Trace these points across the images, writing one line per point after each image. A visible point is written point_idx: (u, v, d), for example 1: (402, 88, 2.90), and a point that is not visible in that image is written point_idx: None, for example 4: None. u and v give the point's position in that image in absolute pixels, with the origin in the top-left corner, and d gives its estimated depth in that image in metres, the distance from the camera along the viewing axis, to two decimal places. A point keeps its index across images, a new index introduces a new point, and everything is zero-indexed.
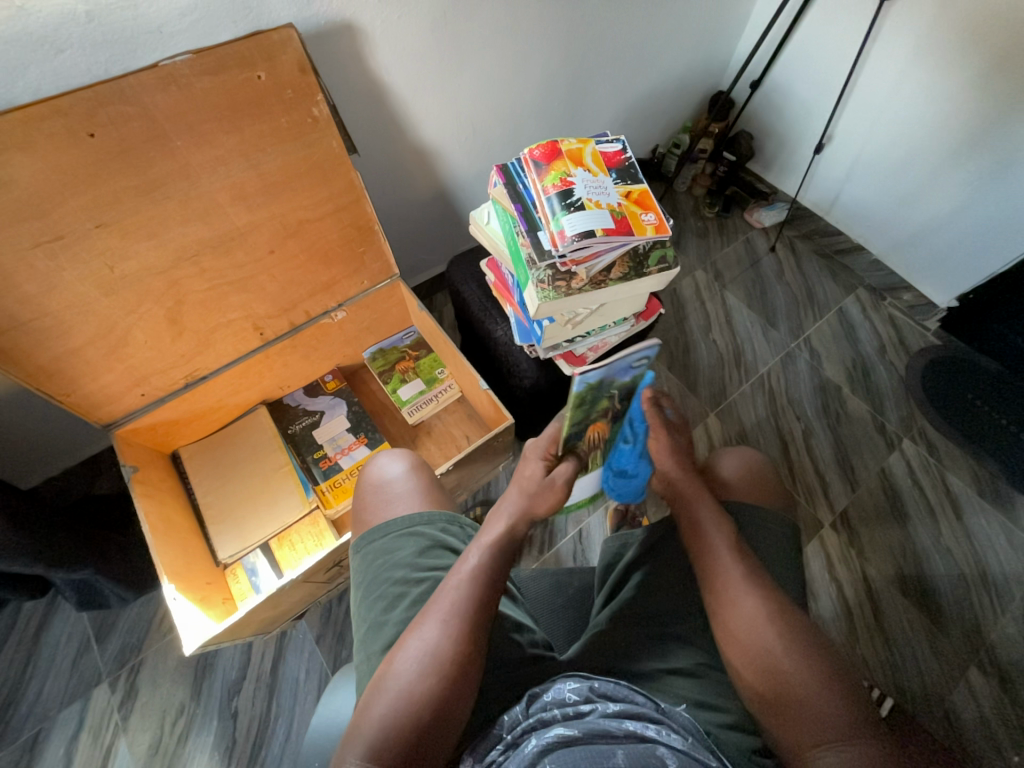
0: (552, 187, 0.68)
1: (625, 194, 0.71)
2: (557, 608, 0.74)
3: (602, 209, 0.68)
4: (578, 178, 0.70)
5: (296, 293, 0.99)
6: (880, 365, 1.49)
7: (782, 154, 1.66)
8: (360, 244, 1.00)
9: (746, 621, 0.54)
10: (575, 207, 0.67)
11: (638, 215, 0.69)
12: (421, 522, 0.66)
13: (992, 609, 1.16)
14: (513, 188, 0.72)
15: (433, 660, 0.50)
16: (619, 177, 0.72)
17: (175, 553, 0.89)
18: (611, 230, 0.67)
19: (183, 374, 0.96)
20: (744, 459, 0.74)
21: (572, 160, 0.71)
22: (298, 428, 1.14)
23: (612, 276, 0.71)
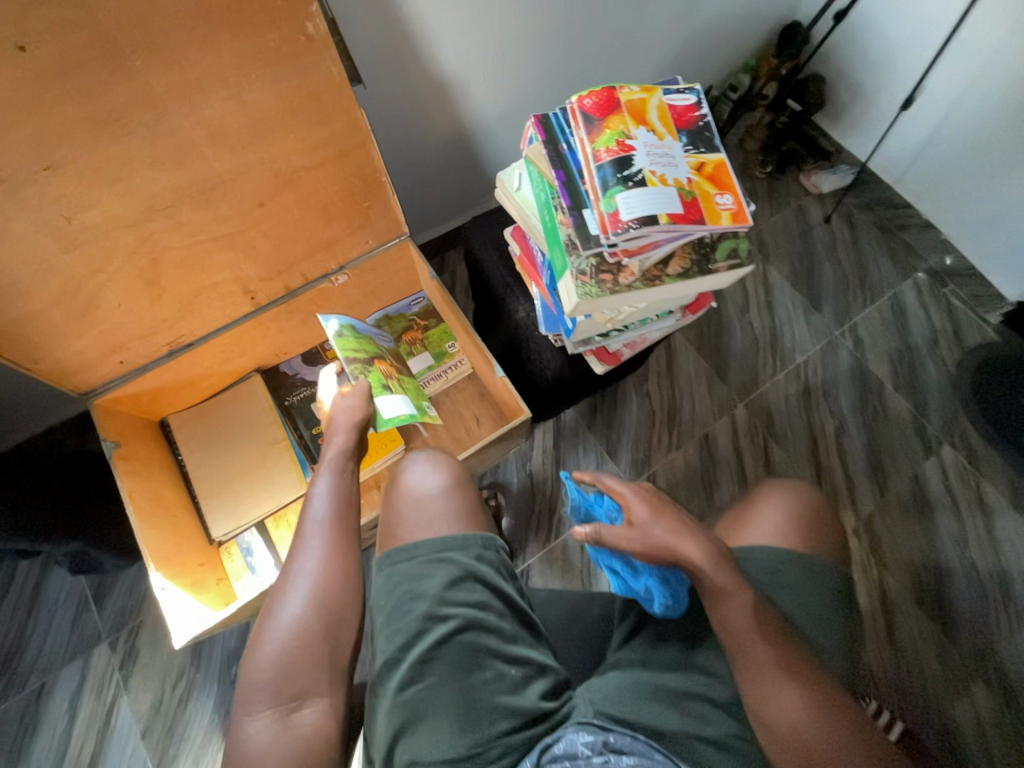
0: (605, 153, 0.54)
1: (697, 167, 0.55)
2: (575, 638, 0.67)
3: (667, 187, 0.53)
4: (639, 142, 0.55)
5: (290, 253, 0.87)
6: (928, 359, 1.37)
7: (855, 107, 1.43)
8: (364, 198, 0.86)
9: (790, 720, 0.47)
10: (634, 182, 0.53)
11: (711, 196, 0.54)
12: (453, 548, 0.59)
13: (1009, 624, 1.13)
14: (555, 148, 0.57)
15: (315, 586, 0.58)
16: (691, 144, 0.56)
17: (164, 535, 0.83)
18: (677, 216, 0.52)
19: (166, 341, 0.86)
20: (784, 497, 0.63)
21: (633, 117, 0.55)
22: (296, 400, 1.06)
23: (669, 272, 0.57)
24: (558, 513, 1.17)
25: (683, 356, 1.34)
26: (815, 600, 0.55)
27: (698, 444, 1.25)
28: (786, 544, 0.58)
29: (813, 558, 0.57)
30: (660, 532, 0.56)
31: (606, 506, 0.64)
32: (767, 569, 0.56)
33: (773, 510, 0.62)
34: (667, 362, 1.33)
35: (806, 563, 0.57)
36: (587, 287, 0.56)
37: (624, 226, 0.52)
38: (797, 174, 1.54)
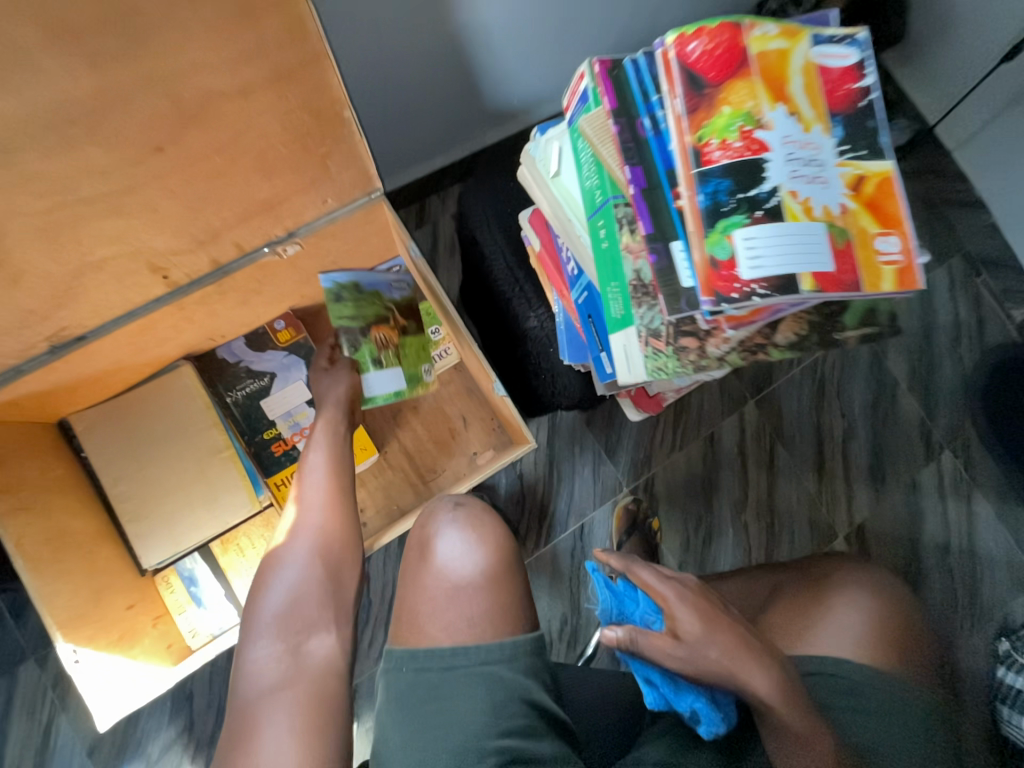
0: (719, 153, 0.41)
1: (855, 189, 0.42)
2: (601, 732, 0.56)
3: (815, 222, 0.41)
4: (769, 139, 0.42)
5: (214, 217, 0.62)
6: (948, 358, 1.28)
7: (932, 45, 1.17)
8: (318, 141, 0.60)
9: None
10: (768, 212, 0.40)
11: (870, 238, 0.41)
12: (499, 662, 0.47)
13: (969, 625, 1.18)
14: (635, 133, 0.45)
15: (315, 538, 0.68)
16: (843, 149, 0.43)
17: (74, 586, 0.66)
18: (825, 275, 0.40)
19: (45, 336, 0.62)
20: (865, 598, 0.54)
21: (761, 98, 0.42)
22: (241, 396, 0.85)
23: (778, 342, 0.46)
24: (549, 517, 1.07)
25: None
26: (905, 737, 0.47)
27: (702, 444, 1.16)
28: (864, 660, 0.50)
29: (900, 679, 0.49)
30: (716, 655, 0.44)
31: (642, 606, 0.51)
32: (839, 684, 0.49)
33: (851, 613, 0.53)
34: None
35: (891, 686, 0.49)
36: (661, 360, 0.46)
37: (737, 293, 0.40)
38: None
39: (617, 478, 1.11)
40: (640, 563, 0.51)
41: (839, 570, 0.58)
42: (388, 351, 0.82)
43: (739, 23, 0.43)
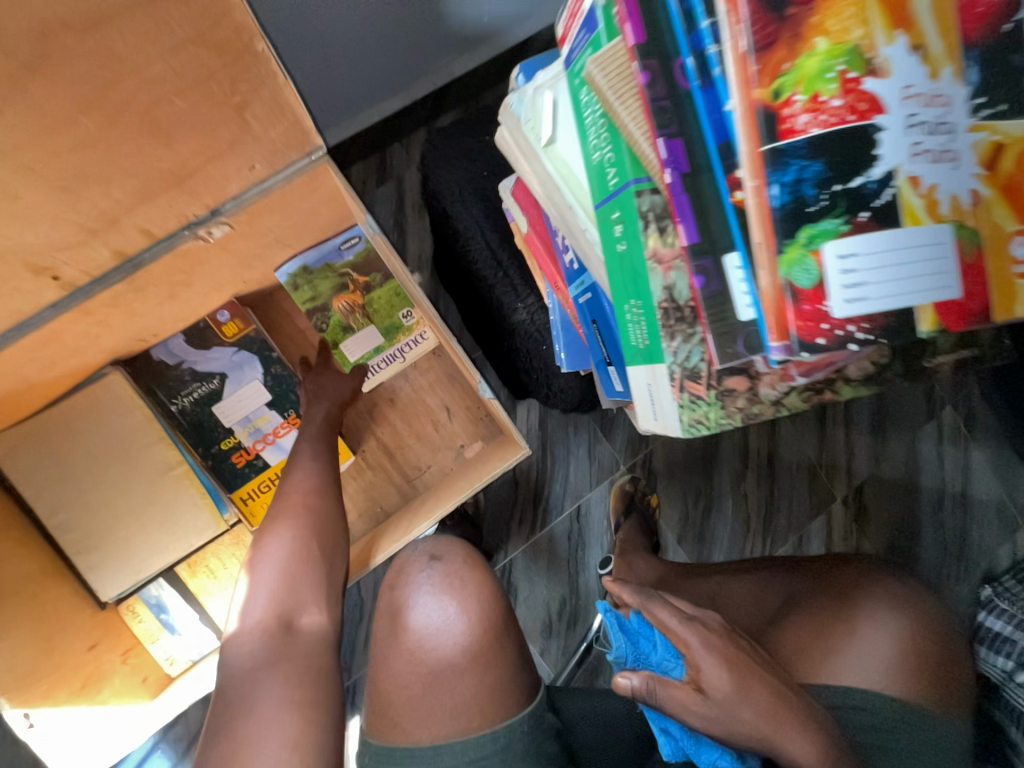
0: (801, 115, 0.32)
1: (992, 165, 0.31)
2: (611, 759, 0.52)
3: (932, 221, 0.31)
4: (874, 83, 0.31)
5: (104, 200, 0.48)
6: None
7: None
8: (232, 90, 0.45)
9: None
10: (864, 216, 0.31)
11: (1006, 237, 0.32)
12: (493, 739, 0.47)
13: (956, 576, 1.20)
14: (671, 81, 0.36)
15: (307, 506, 0.64)
16: (984, 90, 0.31)
17: (17, 639, 0.59)
18: (944, 305, 0.31)
19: None
20: (892, 620, 0.48)
21: (880, 17, 0.31)
22: (188, 402, 0.74)
23: (853, 375, 0.36)
24: (544, 501, 1.02)
25: None
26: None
27: None
28: (895, 691, 0.45)
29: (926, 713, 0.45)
30: (748, 715, 0.40)
31: (659, 650, 0.44)
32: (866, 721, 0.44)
33: (880, 642, 0.47)
34: None
35: (916, 724, 0.44)
36: (701, 411, 0.39)
37: (823, 337, 0.32)
38: None
39: (613, 457, 1.05)
40: (656, 600, 0.45)
41: (862, 584, 0.51)
42: (355, 319, 0.78)
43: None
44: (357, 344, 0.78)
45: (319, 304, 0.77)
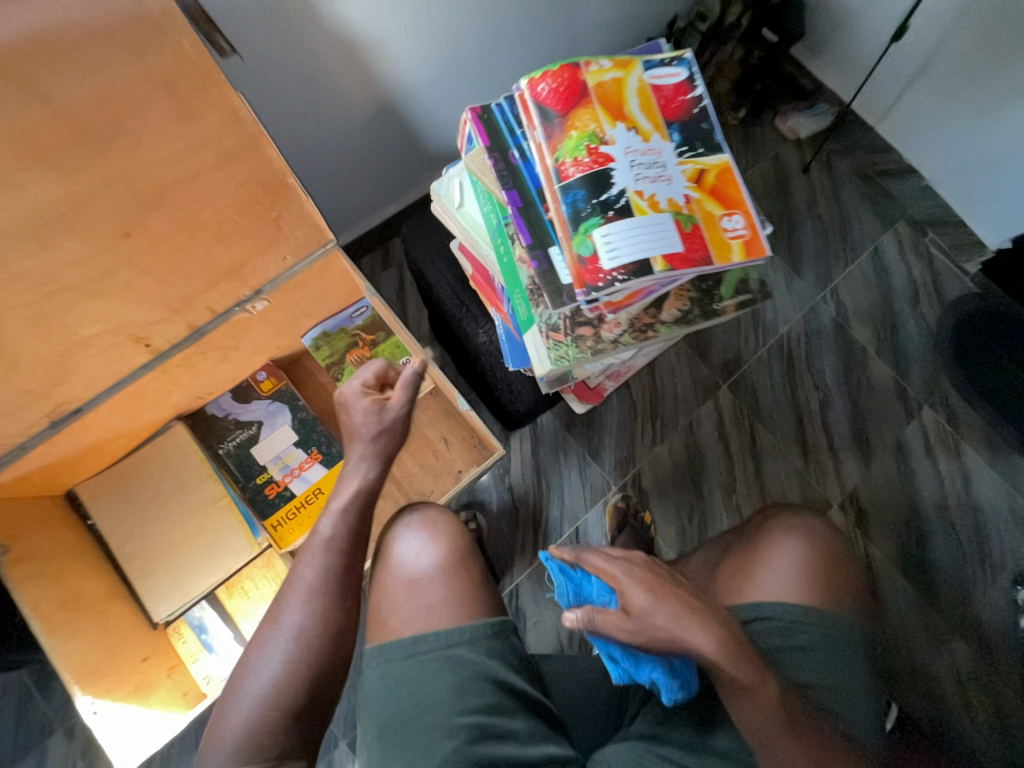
0: (574, 167, 0.49)
1: (695, 179, 0.50)
2: (588, 712, 0.58)
3: (660, 212, 0.48)
4: (616, 145, 0.50)
5: (185, 287, 0.69)
6: (910, 318, 1.32)
7: (834, 37, 1.27)
8: (271, 208, 0.68)
9: None
10: (615, 209, 0.48)
11: (716, 219, 0.49)
12: (457, 644, 0.50)
13: (984, 579, 1.15)
14: (507, 162, 0.54)
15: (314, 606, 0.52)
16: (684, 141, 0.51)
17: (89, 642, 0.70)
18: (675, 256, 0.48)
19: (43, 413, 0.69)
20: (795, 545, 0.58)
21: (606, 111, 0.50)
22: (232, 446, 0.91)
23: (664, 318, 0.54)
24: (544, 525, 1.10)
25: None
26: (839, 670, 0.52)
27: (683, 433, 1.19)
28: (800, 600, 0.54)
29: (831, 616, 0.54)
30: (662, 621, 0.46)
31: (596, 587, 0.55)
32: (778, 627, 0.53)
33: (785, 561, 0.57)
34: None
35: (818, 623, 0.53)
36: (562, 348, 0.54)
37: (604, 281, 0.48)
38: (774, 118, 1.39)
39: (604, 478, 1.14)
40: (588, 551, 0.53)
41: (776, 519, 0.62)
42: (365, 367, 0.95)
43: (578, 63, 0.52)
44: None
45: (336, 360, 0.96)
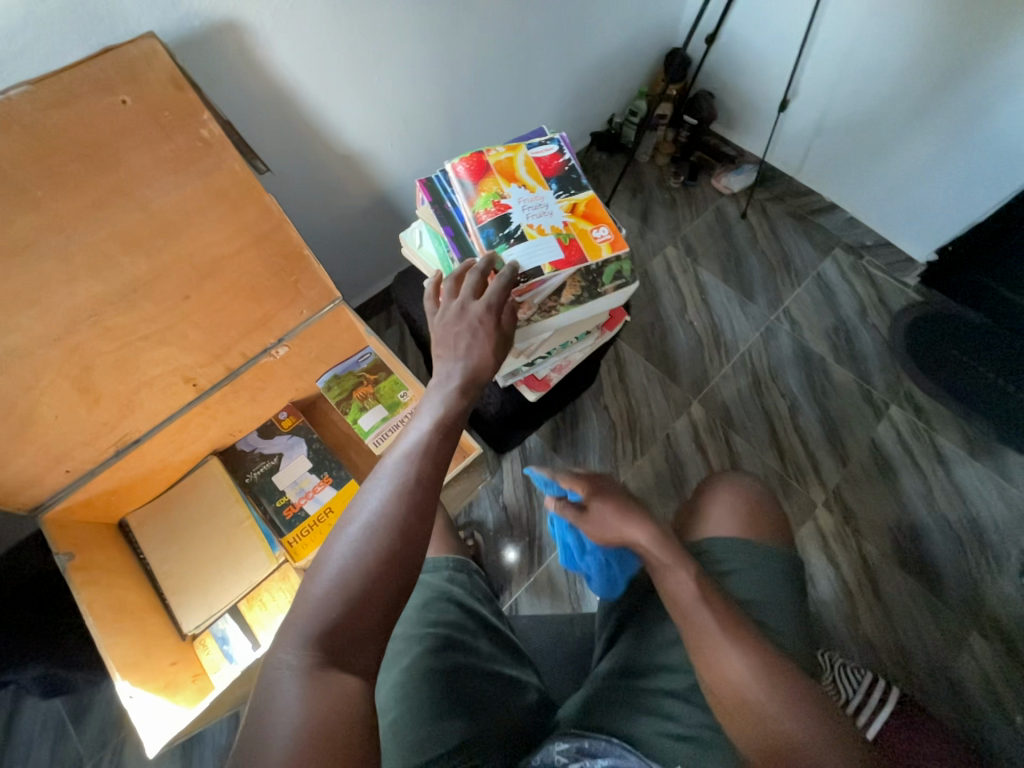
0: (486, 214, 0.69)
1: (570, 211, 0.72)
2: (559, 660, 0.70)
3: (546, 234, 0.69)
4: (513, 199, 0.71)
5: (225, 336, 0.89)
6: (863, 329, 1.43)
7: (745, 113, 1.56)
8: (291, 273, 0.90)
9: (738, 686, 0.49)
10: (515, 237, 0.68)
11: (588, 234, 0.71)
12: (427, 572, 0.66)
13: (989, 569, 1.15)
14: (440, 207, 0.72)
15: (404, 471, 0.46)
16: (560, 189, 0.73)
17: (129, 641, 0.81)
18: (559, 260, 0.68)
19: (111, 442, 0.86)
20: (730, 496, 0.69)
21: (502, 178, 0.72)
22: (257, 475, 1.06)
23: (563, 301, 0.70)
24: (538, 541, 1.17)
25: (634, 365, 1.38)
26: (770, 587, 0.60)
27: (661, 446, 1.28)
28: (735, 534, 0.64)
29: (763, 545, 0.63)
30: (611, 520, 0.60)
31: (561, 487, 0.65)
32: (716, 558, 0.63)
33: (721, 507, 0.68)
34: (619, 374, 1.37)
35: (750, 550, 0.62)
36: None
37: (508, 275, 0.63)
38: (709, 179, 1.65)
39: None
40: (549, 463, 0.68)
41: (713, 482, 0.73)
42: (368, 401, 1.10)
43: (482, 150, 0.75)
44: (370, 416, 1.09)
45: (343, 397, 1.11)
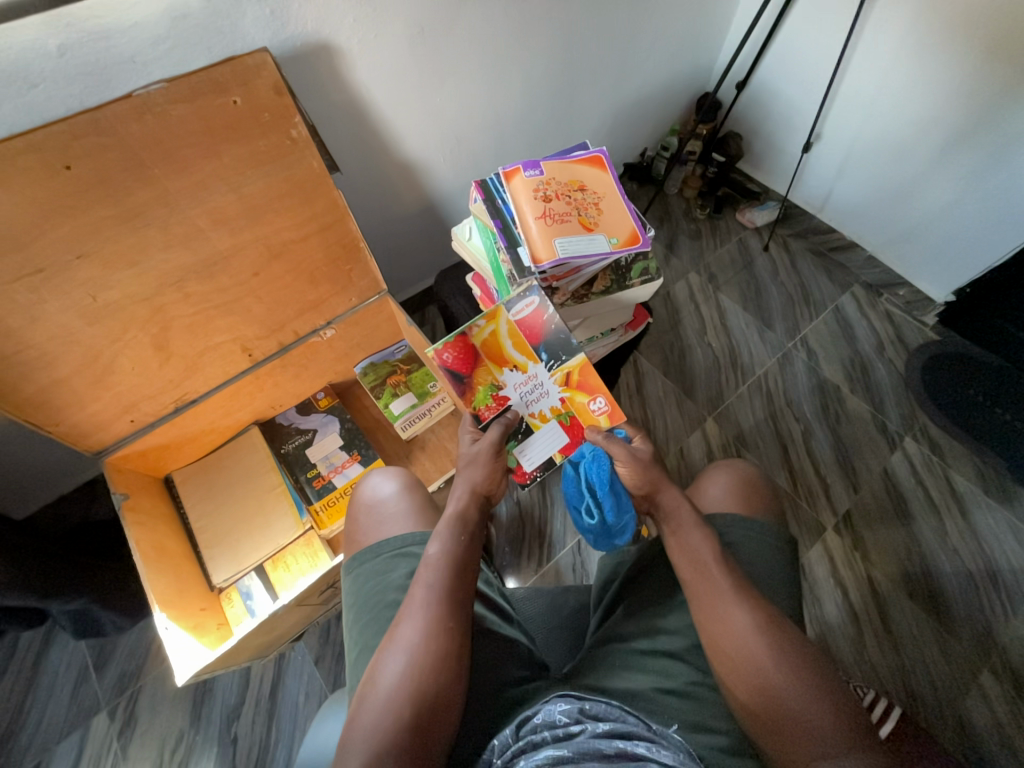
0: (488, 411, 0.79)
1: (565, 383, 0.81)
2: (559, 626, 0.76)
3: (549, 422, 0.81)
4: (507, 385, 0.80)
5: (282, 313, 0.99)
6: (879, 363, 1.46)
7: (771, 154, 1.66)
8: (346, 262, 1.00)
9: (738, 636, 0.53)
10: (524, 433, 0.80)
11: (586, 408, 0.81)
12: (413, 542, 0.67)
13: (1003, 609, 1.13)
14: (493, 203, 0.81)
15: (433, 589, 0.55)
16: (551, 359, 0.80)
17: (167, 581, 0.88)
18: (567, 445, 0.81)
19: (172, 399, 0.95)
20: (725, 476, 0.77)
21: (494, 365, 0.80)
22: (291, 447, 1.13)
23: (594, 290, 0.83)
24: (548, 537, 1.21)
25: (651, 379, 1.44)
26: (766, 558, 0.66)
27: (674, 458, 1.33)
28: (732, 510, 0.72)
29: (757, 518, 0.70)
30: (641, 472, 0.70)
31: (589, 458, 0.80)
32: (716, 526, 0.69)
33: (717, 484, 0.76)
34: (637, 385, 1.43)
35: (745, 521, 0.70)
36: None
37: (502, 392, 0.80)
38: (733, 212, 1.74)
39: None
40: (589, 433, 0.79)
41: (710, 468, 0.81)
42: (401, 388, 1.18)
43: (465, 329, 0.80)
44: (399, 401, 1.16)
45: (378, 383, 1.18)
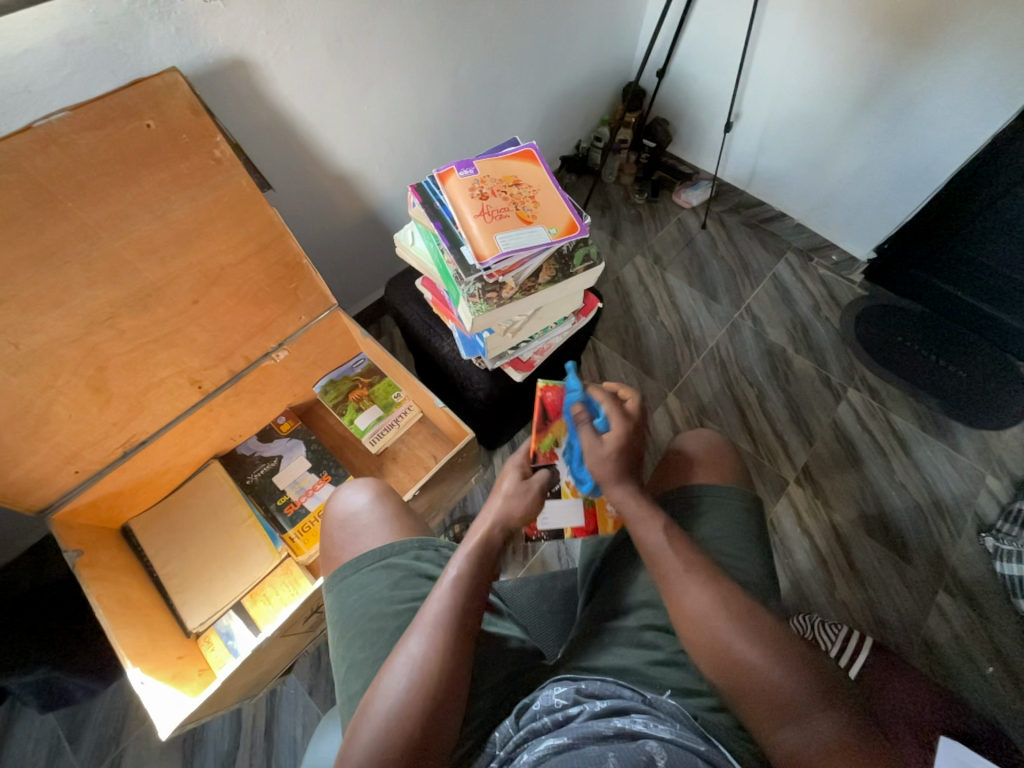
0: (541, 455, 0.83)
1: None
2: (550, 612, 0.78)
3: (575, 500, 0.88)
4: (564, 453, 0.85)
5: (230, 339, 0.96)
6: (818, 322, 1.56)
7: (697, 136, 1.74)
8: (291, 281, 0.97)
9: (697, 613, 0.55)
10: (554, 495, 0.87)
11: (603, 508, 0.89)
12: (393, 553, 0.67)
13: (949, 532, 1.24)
14: (431, 206, 0.82)
15: (443, 609, 0.54)
16: None
17: (137, 635, 0.83)
18: (576, 527, 0.88)
19: (119, 443, 0.90)
20: (693, 446, 0.80)
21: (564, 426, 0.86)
22: (257, 476, 1.10)
23: (541, 280, 0.83)
24: None
25: (611, 363, 1.48)
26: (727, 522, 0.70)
27: (642, 436, 1.37)
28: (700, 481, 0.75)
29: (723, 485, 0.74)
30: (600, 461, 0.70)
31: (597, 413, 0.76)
32: (687, 499, 0.73)
33: (685, 456, 0.79)
34: (598, 370, 1.47)
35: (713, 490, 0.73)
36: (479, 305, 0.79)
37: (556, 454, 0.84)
38: (669, 194, 1.81)
39: None
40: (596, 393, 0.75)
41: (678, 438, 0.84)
42: (364, 403, 1.16)
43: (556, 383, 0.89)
44: (365, 416, 1.14)
45: (340, 399, 1.16)
